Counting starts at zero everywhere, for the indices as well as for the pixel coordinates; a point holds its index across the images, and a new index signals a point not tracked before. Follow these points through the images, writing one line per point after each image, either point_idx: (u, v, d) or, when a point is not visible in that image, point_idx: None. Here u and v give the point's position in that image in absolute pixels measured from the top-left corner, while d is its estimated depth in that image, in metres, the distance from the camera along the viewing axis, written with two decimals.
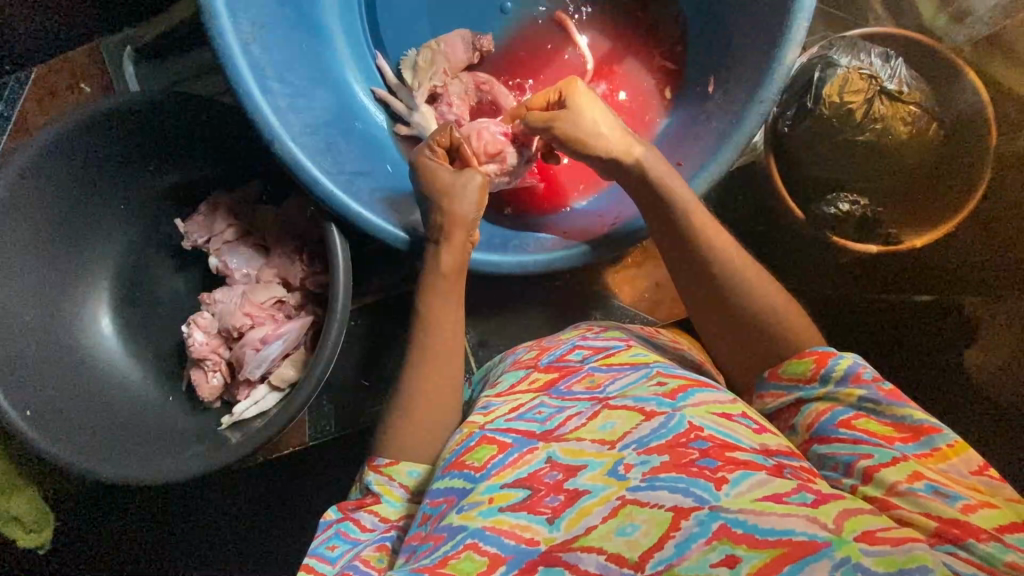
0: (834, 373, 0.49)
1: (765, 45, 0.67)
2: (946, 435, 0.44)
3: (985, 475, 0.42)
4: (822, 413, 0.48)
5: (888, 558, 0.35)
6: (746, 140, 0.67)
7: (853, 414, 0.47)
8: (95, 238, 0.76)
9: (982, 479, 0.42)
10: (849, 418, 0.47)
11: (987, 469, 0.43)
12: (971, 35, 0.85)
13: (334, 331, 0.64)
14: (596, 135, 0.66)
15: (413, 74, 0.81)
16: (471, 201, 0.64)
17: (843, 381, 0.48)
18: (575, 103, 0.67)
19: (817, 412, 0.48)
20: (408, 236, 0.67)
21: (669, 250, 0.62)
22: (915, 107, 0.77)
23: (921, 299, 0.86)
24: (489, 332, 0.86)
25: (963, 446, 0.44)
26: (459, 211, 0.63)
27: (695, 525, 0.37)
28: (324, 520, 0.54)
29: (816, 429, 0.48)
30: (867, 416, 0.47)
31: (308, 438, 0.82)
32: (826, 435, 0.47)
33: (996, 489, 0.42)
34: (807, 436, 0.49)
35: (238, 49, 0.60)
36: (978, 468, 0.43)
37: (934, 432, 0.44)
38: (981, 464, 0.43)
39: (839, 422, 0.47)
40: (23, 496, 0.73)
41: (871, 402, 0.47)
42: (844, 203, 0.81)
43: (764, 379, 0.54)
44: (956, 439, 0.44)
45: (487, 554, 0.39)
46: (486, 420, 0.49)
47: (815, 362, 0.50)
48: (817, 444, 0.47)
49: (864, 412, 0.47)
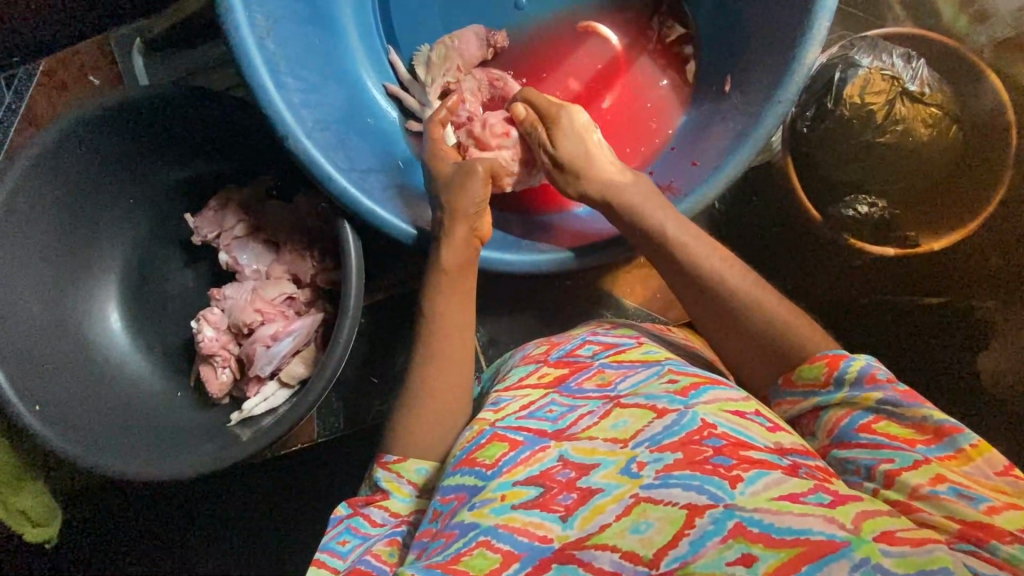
0: (847, 375, 0.47)
1: (784, 45, 0.66)
2: (969, 435, 0.42)
3: (1010, 475, 0.41)
4: (841, 419, 0.47)
5: (908, 559, 0.34)
6: (766, 139, 0.66)
7: (872, 417, 0.45)
8: (105, 232, 0.76)
9: (1007, 480, 0.41)
10: (869, 423, 0.45)
11: (1012, 469, 0.41)
12: (994, 37, 0.84)
13: (345, 328, 0.63)
14: (591, 158, 0.67)
15: (425, 71, 0.80)
16: (473, 195, 0.63)
17: (858, 384, 0.46)
18: (572, 129, 0.69)
19: (835, 418, 0.47)
20: (415, 231, 0.66)
21: (657, 257, 0.62)
22: (936, 109, 0.76)
23: (933, 302, 0.84)
24: (499, 330, 0.85)
25: (986, 446, 0.42)
26: (459, 210, 0.63)
27: (709, 523, 0.36)
28: (333, 516, 0.53)
29: (836, 434, 0.47)
30: (888, 418, 0.45)
31: (318, 436, 0.82)
32: (846, 440, 0.46)
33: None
34: (826, 440, 0.47)
35: (253, 42, 0.60)
36: (1003, 469, 0.41)
37: (957, 432, 0.43)
38: (1005, 464, 0.41)
39: (859, 426, 0.45)
40: (29, 491, 0.72)
41: (890, 405, 0.45)
42: (862, 205, 0.80)
43: (780, 388, 0.52)
44: (979, 439, 0.42)
45: (500, 551, 0.38)
46: (497, 417, 0.48)
47: (827, 365, 0.48)
48: (838, 448, 0.46)
49: (883, 415, 0.45)
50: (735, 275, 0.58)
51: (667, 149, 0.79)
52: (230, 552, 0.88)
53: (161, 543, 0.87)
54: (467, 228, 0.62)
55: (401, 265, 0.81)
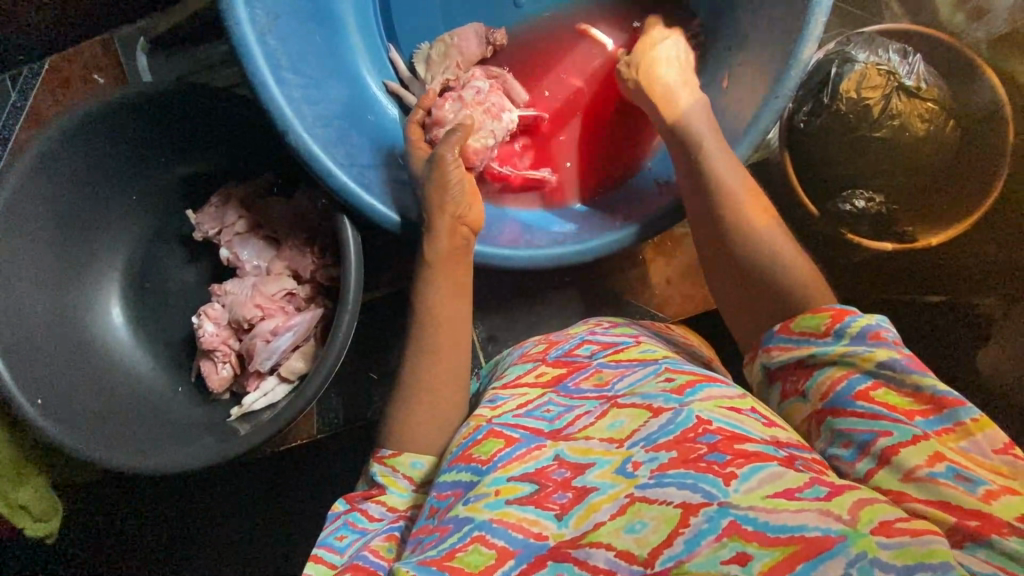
0: (849, 329, 0.47)
1: (781, 41, 0.66)
2: (970, 409, 0.43)
3: (1008, 454, 0.41)
4: (838, 380, 0.46)
5: (906, 550, 0.35)
6: (760, 138, 0.66)
7: (871, 384, 0.45)
8: (107, 229, 0.77)
9: (1005, 458, 0.41)
10: (867, 389, 0.45)
11: (1011, 447, 0.42)
12: (990, 33, 0.84)
13: (344, 322, 0.64)
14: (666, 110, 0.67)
15: (425, 68, 0.82)
16: (456, 193, 0.63)
17: (861, 338, 0.47)
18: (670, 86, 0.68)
19: (832, 379, 0.47)
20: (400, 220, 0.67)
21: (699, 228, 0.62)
22: (932, 104, 0.76)
23: (930, 299, 0.85)
24: (498, 327, 0.85)
25: (987, 422, 0.42)
26: (445, 205, 0.62)
27: (704, 521, 0.37)
28: (332, 511, 0.54)
29: (831, 397, 0.47)
30: (886, 386, 0.45)
31: (317, 431, 0.83)
32: (841, 406, 0.46)
33: (1018, 470, 0.41)
34: (818, 401, 0.47)
35: (254, 39, 0.60)
36: (1002, 446, 0.42)
37: (958, 405, 0.43)
38: (1005, 442, 0.42)
39: (856, 394, 0.45)
40: (31, 485, 0.73)
41: (890, 370, 0.45)
42: (859, 200, 0.80)
43: (773, 333, 0.52)
44: (980, 414, 0.43)
45: (495, 547, 0.39)
46: (493, 415, 0.49)
47: (831, 318, 0.48)
48: (832, 412, 0.46)
49: (882, 380, 0.45)
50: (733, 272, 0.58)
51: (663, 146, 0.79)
52: (232, 545, 0.89)
53: (165, 538, 0.88)
54: (456, 220, 0.63)
55: (401, 260, 0.82)
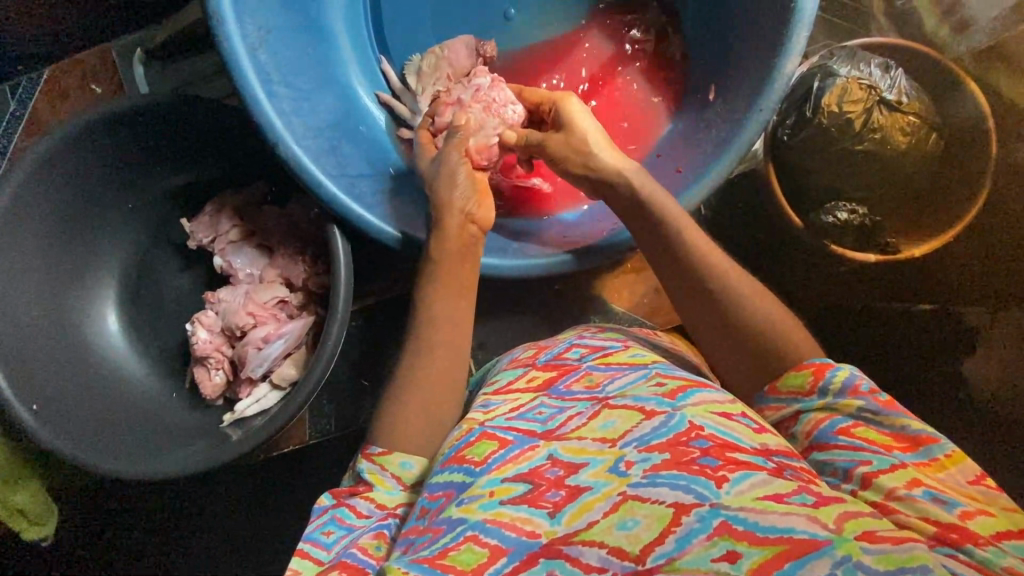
0: (831, 385, 0.49)
1: (765, 55, 0.68)
2: (943, 445, 0.45)
3: (981, 484, 0.43)
4: (822, 421, 0.49)
5: (888, 555, 0.36)
6: (744, 150, 0.68)
7: (852, 422, 0.47)
8: (103, 237, 0.77)
9: (979, 488, 0.43)
10: (848, 427, 0.47)
11: (984, 478, 0.44)
12: (973, 47, 0.87)
13: (335, 329, 0.64)
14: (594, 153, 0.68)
15: (416, 79, 0.83)
16: (464, 190, 0.65)
17: (842, 393, 0.48)
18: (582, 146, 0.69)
19: (815, 420, 0.49)
20: (401, 236, 0.67)
21: (654, 257, 0.64)
22: (914, 118, 0.78)
23: (922, 308, 0.87)
24: (489, 334, 0.86)
25: (961, 456, 0.44)
26: (454, 202, 0.65)
27: (696, 521, 0.38)
28: (318, 506, 0.53)
29: (815, 437, 0.48)
30: (866, 425, 0.47)
31: (308, 437, 0.85)
32: (825, 442, 0.48)
33: (992, 499, 0.43)
34: (805, 443, 0.49)
35: (245, 54, 0.61)
36: (974, 478, 0.43)
37: (932, 441, 0.45)
38: (978, 474, 0.44)
39: (838, 429, 0.47)
40: (27, 488, 0.73)
41: (870, 412, 0.47)
42: (842, 212, 0.81)
43: (764, 394, 0.53)
44: (953, 449, 0.45)
45: (488, 546, 0.39)
46: (486, 418, 0.50)
47: (813, 373, 0.50)
48: (817, 450, 0.48)
49: (862, 421, 0.47)
50: (706, 285, 0.59)
51: (652, 156, 0.80)
52: (223, 553, 0.88)
53: (157, 545, 0.88)
54: (466, 216, 0.64)
55: (394, 268, 0.83)
